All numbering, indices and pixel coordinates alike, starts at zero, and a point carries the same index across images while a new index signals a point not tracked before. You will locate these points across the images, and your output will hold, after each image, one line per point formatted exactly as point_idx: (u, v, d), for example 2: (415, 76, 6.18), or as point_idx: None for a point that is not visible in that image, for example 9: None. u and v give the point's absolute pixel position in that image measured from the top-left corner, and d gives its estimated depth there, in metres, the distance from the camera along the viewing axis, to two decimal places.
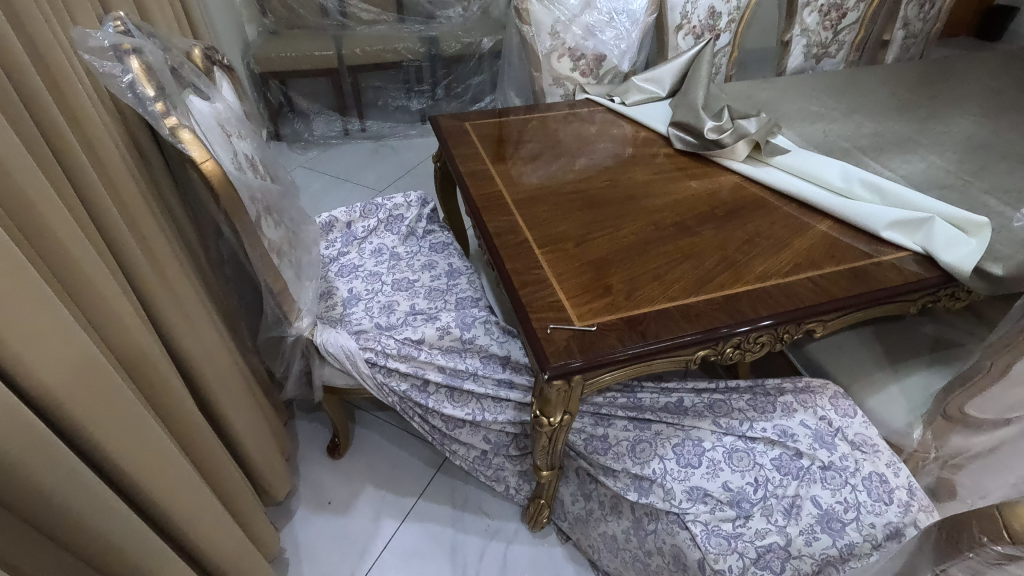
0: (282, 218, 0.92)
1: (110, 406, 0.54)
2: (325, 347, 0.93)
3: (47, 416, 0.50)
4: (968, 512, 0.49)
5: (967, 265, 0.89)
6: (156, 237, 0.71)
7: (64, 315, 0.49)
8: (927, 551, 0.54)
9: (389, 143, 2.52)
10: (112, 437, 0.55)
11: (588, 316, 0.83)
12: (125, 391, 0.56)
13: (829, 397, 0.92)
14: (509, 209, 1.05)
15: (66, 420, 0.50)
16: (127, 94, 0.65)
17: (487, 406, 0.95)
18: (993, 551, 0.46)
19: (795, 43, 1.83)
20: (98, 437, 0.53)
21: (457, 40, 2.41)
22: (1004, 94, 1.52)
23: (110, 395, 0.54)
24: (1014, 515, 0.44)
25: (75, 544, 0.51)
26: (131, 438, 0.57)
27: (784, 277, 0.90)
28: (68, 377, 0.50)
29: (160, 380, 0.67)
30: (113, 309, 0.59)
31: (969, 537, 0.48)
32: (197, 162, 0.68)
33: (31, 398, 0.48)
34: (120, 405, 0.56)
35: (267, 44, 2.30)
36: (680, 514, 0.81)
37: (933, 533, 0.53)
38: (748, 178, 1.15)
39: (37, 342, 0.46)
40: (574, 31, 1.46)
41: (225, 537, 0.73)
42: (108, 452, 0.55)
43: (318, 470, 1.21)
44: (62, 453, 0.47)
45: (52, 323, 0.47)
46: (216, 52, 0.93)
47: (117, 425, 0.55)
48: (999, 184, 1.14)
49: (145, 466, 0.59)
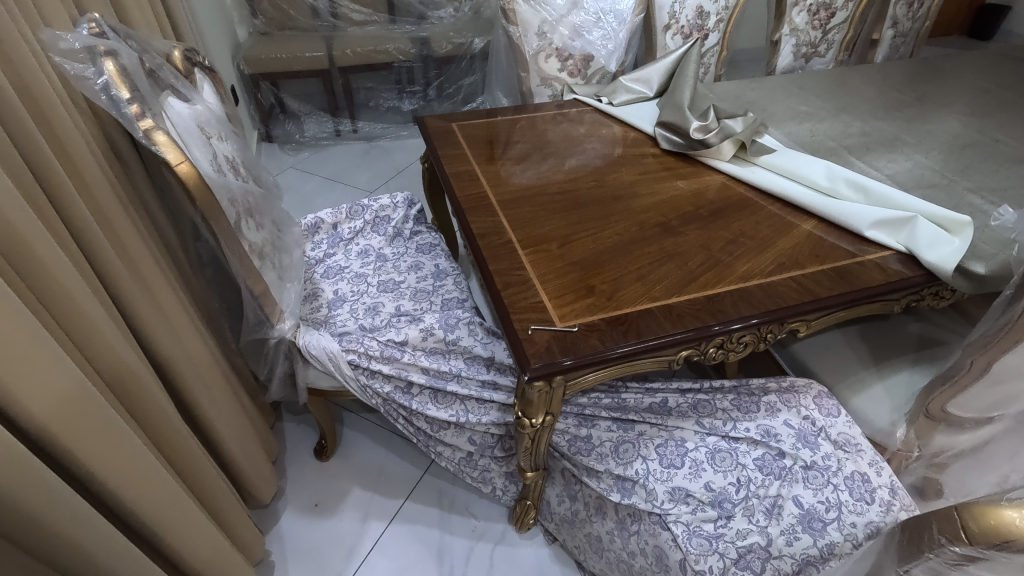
0: (264, 219, 0.92)
1: (98, 428, 0.55)
2: (307, 349, 0.92)
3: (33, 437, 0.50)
4: (929, 513, 0.51)
5: (950, 264, 0.89)
6: (133, 239, 0.71)
7: (46, 339, 0.50)
8: (893, 553, 0.57)
9: (382, 145, 2.51)
10: (98, 457, 0.55)
11: (570, 317, 0.83)
12: (110, 410, 0.57)
13: (812, 397, 0.92)
14: (493, 210, 1.05)
15: (54, 442, 0.51)
16: (101, 96, 0.65)
17: (471, 407, 0.95)
18: (952, 552, 0.48)
19: (784, 42, 1.83)
20: (83, 457, 0.54)
21: (449, 40, 2.41)
22: (992, 93, 1.52)
23: (96, 416, 0.55)
24: (968, 516, 0.46)
25: (61, 561, 0.52)
26: (117, 456, 0.58)
27: (766, 276, 0.90)
28: (55, 403, 0.50)
29: (137, 385, 0.67)
30: (89, 318, 0.59)
31: (930, 538, 0.50)
32: (172, 164, 0.68)
33: (22, 424, 0.49)
34: (109, 426, 0.57)
35: (257, 45, 2.29)
36: (662, 515, 0.81)
37: (899, 535, 0.56)
38: (733, 177, 1.15)
39: (22, 371, 0.47)
40: (561, 31, 1.46)
41: (205, 544, 0.72)
42: (94, 471, 0.55)
43: (305, 472, 1.21)
44: (45, 472, 0.47)
45: (26, 334, 0.48)
46: (197, 54, 0.93)
47: (105, 444, 0.56)
48: (984, 182, 1.14)
49: (131, 482, 0.60)
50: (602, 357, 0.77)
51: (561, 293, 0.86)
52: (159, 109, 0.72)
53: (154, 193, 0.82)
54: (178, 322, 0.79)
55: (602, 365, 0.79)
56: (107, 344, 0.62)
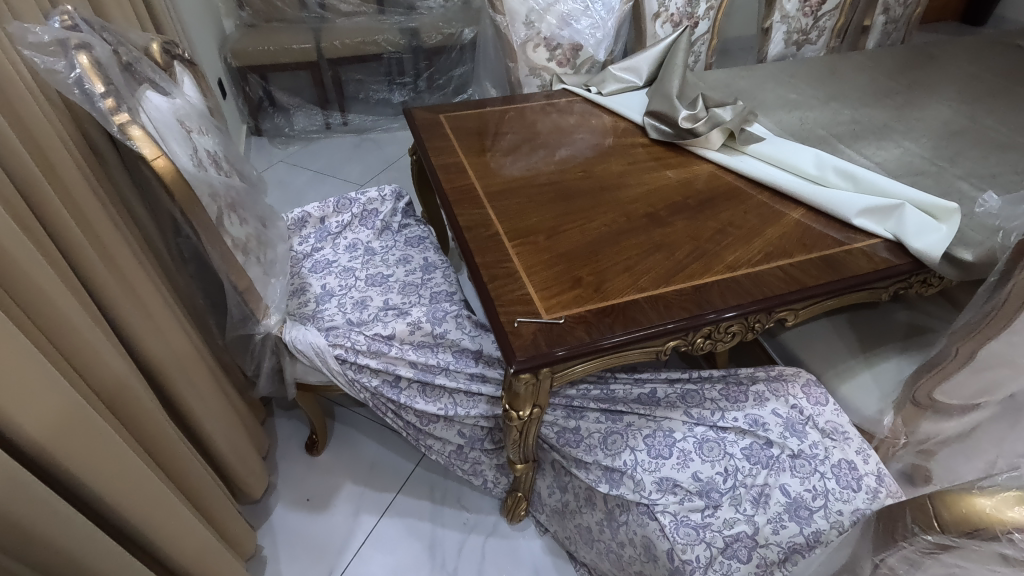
0: (247, 214, 0.91)
1: (85, 436, 0.55)
2: (294, 344, 0.92)
3: (19, 447, 0.50)
4: (902, 503, 0.52)
5: (937, 252, 0.89)
6: (112, 235, 0.70)
7: (27, 347, 0.49)
8: (868, 542, 0.58)
9: (372, 137, 2.49)
10: (85, 465, 0.55)
11: (556, 309, 0.82)
12: (96, 418, 0.57)
13: (801, 385, 0.92)
14: (481, 202, 1.04)
15: (39, 451, 0.51)
16: (74, 89, 0.63)
17: (460, 400, 0.94)
18: (925, 540, 0.49)
19: (775, 30, 1.82)
20: (70, 465, 0.54)
21: (438, 31, 2.39)
22: (982, 79, 1.52)
23: (82, 424, 0.55)
24: (943, 504, 0.47)
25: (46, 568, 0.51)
26: (105, 463, 0.58)
27: (754, 266, 0.90)
28: (40, 413, 0.50)
29: (122, 388, 0.66)
30: (69, 321, 0.59)
31: (903, 526, 0.51)
32: (148, 159, 0.67)
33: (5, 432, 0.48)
34: (95, 434, 0.56)
35: (245, 38, 2.27)
36: (649, 505, 0.81)
37: (873, 524, 0.57)
38: (722, 166, 1.14)
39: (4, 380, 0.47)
40: (549, 20, 1.44)
41: (193, 543, 0.72)
42: (81, 478, 0.55)
43: (297, 467, 1.21)
44: (26, 480, 0.47)
45: (8, 343, 0.47)
46: (176, 47, 0.92)
47: (92, 452, 0.56)
48: (972, 169, 1.14)
49: (118, 487, 0.60)
50: (589, 348, 0.76)
51: (547, 286, 0.86)
52: (135, 104, 0.71)
53: (134, 189, 0.81)
54: (162, 319, 0.78)
55: (590, 356, 0.79)
56: (87, 344, 0.61)
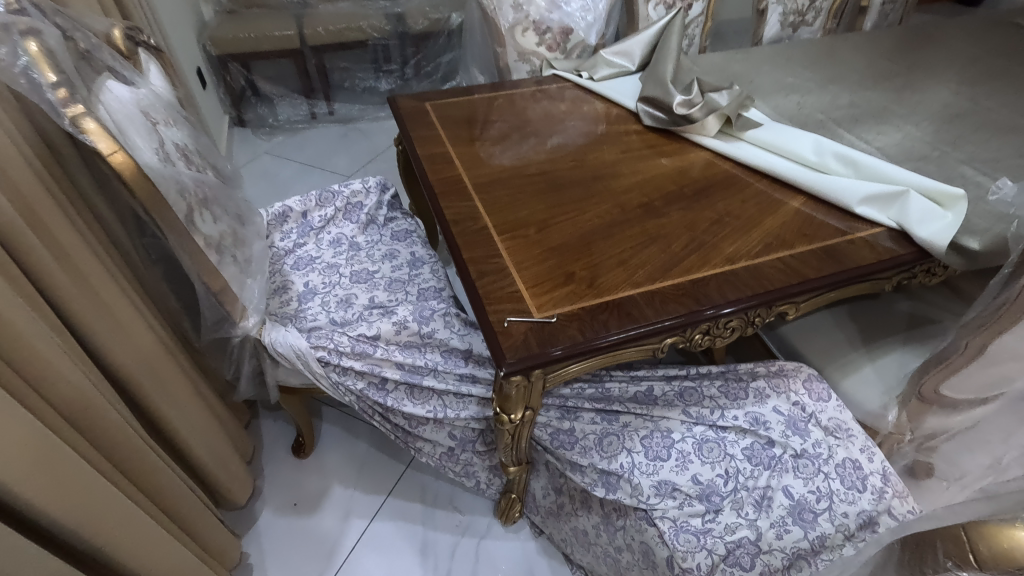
0: (221, 210, 0.86)
1: (41, 460, 0.51)
2: (274, 347, 0.87)
3: None
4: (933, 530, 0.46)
5: (942, 241, 0.86)
6: (73, 235, 0.65)
7: None
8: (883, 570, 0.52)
9: (359, 127, 2.43)
10: (42, 491, 0.51)
11: (548, 307, 0.78)
12: (54, 438, 0.53)
13: (802, 381, 0.90)
14: (468, 194, 0.99)
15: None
16: (21, 80, 0.58)
17: (449, 402, 0.90)
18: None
19: (771, 11, 1.77)
20: (26, 493, 0.50)
21: (425, 16, 2.32)
22: (982, 60, 1.48)
23: (39, 446, 0.51)
24: (983, 538, 0.41)
25: None
26: (65, 487, 0.53)
27: (753, 258, 0.86)
28: None
29: (85, 402, 0.62)
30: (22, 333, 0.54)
31: (932, 560, 0.44)
32: (104, 155, 0.62)
33: None
34: (53, 456, 0.52)
35: (225, 25, 2.19)
36: (647, 511, 0.78)
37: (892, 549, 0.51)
38: (718, 154, 1.10)
39: None
40: (538, 3, 1.39)
41: (167, 562, 0.68)
42: (37, 506, 0.51)
43: (283, 471, 1.17)
44: None
45: None
46: (141, 32, 0.85)
47: (49, 477, 0.52)
48: (975, 153, 1.10)
49: (80, 510, 0.55)
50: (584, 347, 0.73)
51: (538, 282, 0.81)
52: (91, 96, 0.66)
53: (97, 185, 0.76)
54: (132, 321, 0.73)
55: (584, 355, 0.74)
56: (43, 357, 0.56)
